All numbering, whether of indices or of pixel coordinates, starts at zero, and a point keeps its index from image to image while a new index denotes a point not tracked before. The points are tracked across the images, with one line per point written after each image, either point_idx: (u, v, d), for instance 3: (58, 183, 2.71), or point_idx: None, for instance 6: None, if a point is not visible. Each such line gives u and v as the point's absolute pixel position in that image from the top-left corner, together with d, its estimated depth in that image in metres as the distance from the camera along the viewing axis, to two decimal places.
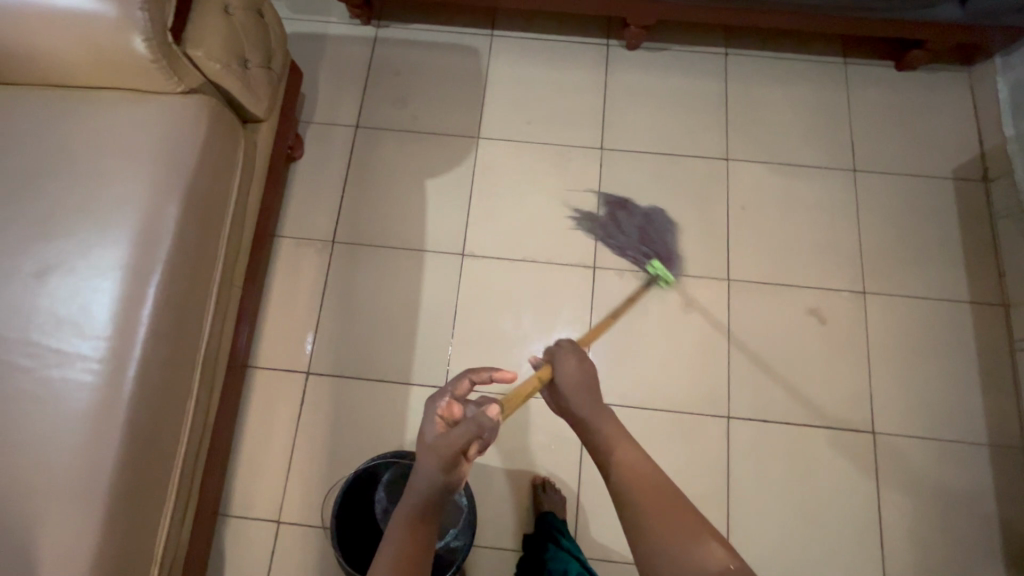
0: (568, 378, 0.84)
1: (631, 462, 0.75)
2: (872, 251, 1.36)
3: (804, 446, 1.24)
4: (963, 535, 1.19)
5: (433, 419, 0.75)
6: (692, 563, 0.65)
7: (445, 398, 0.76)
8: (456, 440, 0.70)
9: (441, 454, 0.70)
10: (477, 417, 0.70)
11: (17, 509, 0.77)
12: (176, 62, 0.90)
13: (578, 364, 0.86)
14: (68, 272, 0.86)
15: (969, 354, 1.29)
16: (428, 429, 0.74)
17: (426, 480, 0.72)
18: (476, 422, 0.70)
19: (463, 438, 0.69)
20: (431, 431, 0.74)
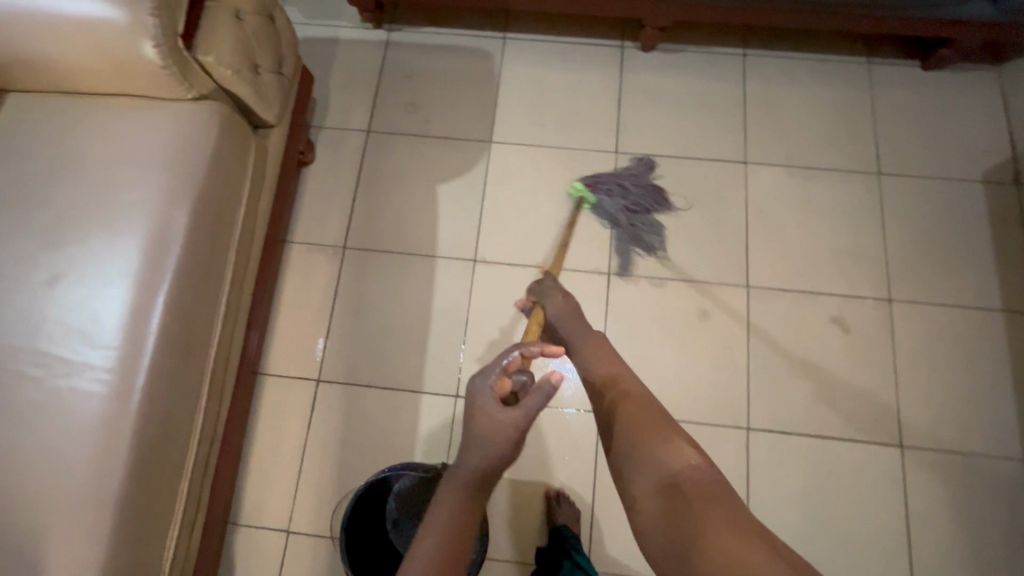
0: (556, 309, 1.01)
1: (625, 381, 0.85)
2: (898, 257, 1.31)
3: (828, 460, 1.20)
4: (998, 555, 1.14)
5: (491, 393, 0.76)
6: (662, 466, 0.72)
7: (498, 373, 0.78)
8: (531, 410, 0.74)
9: (509, 426, 0.72)
10: (545, 385, 0.76)
11: (24, 522, 0.77)
12: (187, 69, 0.89)
13: (564, 300, 1.03)
14: (77, 280, 0.85)
15: (1002, 364, 1.24)
16: (489, 403, 0.75)
17: (492, 455, 0.70)
18: (547, 390, 0.76)
19: (536, 406, 0.75)
20: (494, 406, 0.74)
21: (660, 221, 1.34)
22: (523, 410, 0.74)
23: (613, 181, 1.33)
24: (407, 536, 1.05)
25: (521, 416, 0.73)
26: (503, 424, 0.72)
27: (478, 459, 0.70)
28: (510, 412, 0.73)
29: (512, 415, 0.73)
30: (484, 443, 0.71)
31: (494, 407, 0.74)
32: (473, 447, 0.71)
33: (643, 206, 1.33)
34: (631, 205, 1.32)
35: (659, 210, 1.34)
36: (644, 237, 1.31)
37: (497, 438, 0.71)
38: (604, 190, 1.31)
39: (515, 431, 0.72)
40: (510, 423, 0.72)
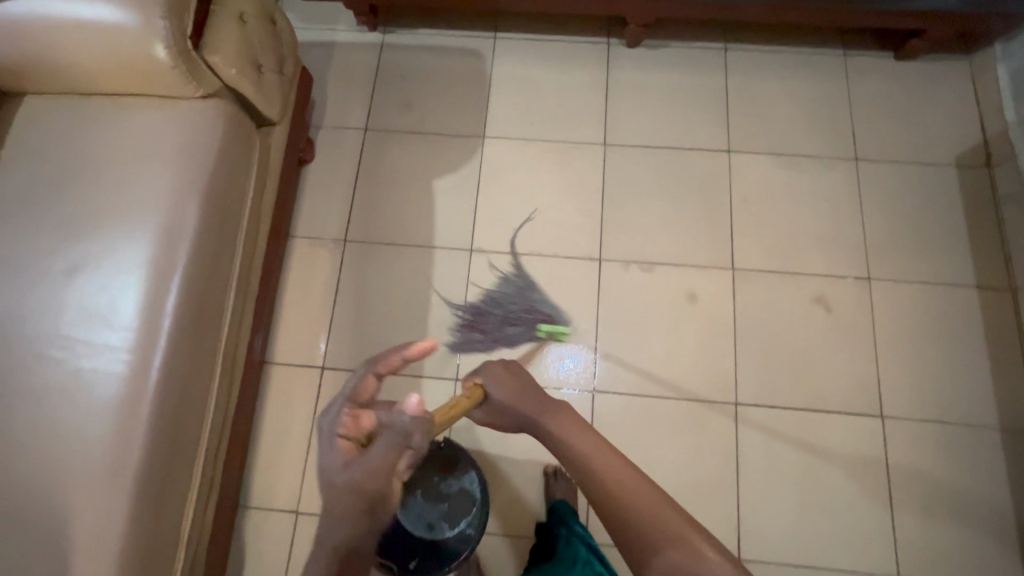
0: (502, 390, 0.85)
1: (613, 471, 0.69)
2: (876, 238, 1.37)
3: (813, 432, 1.25)
4: (976, 518, 1.19)
5: (335, 441, 0.72)
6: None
7: (348, 413, 0.74)
8: (380, 461, 0.68)
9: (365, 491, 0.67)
10: (399, 428, 0.71)
11: (51, 495, 0.81)
12: (195, 68, 0.94)
13: (504, 369, 0.88)
14: (94, 270, 0.90)
15: (977, 338, 1.29)
16: (333, 453, 0.71)
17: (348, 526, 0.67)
18: (402, 430, 0.71)
19: (384, 457, 0.69)
20: (335, 457, 0.71)
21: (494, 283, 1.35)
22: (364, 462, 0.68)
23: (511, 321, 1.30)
24: (414, 513, 1.06)
25: (366, 469, 0.68)
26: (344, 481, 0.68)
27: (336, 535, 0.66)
28: (358, 466, 0.68)
29: (357, 467, 0.68)
30: (337, 499, 0.67)
31: (336, 457, 0.70)
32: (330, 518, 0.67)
33: (485, 311, 1.31)
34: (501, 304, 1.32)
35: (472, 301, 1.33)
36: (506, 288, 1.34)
37: (341, 497, 0.67)
38: (531, 315, 1.32)
39: (367, 486, 0.67)
40: (357, 475, 0.68)
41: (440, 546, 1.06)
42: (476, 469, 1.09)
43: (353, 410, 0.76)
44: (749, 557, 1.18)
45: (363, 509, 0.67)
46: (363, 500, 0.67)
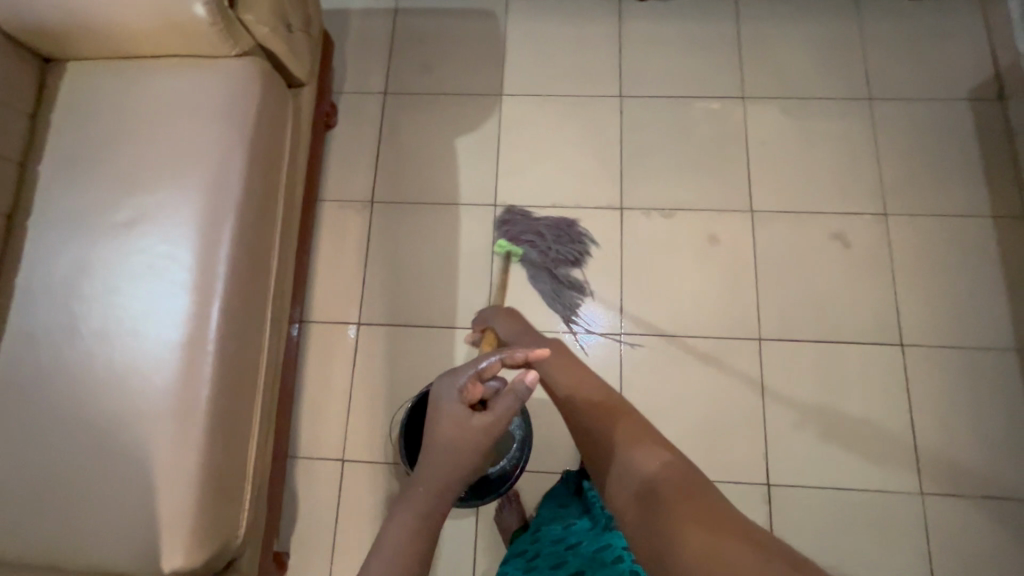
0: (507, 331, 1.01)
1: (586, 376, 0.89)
2: (890, 175, 1.40)
3: (835, 363, 1.30)
4: (995, 435, 1.24)
5: (458, 396, 0.80)
6: (636, 471, 0.75)
7: (471, 377, 0.82)
8: (502, 415, 0.79)
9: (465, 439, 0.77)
10: (519, 391, 0.81)
11: (129, 430, 0.87)
12: (232, 26, 0.97)
13: (508, 316, 1.04)
14: (151, 223, 0.95)
15: (993, 266, 1.33)
16: (458, 407, 0.79)
17: (452, 472, 0.76)
18: (519, 396, 0.81)
19: (507, 410, 0.80)
20: (461, 408, 0.79)
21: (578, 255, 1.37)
22: (487, 420, 0.78)
23: (527, 225, 1.38)
24: None
25: (491, 422, 0.78)
26: (472, 429, 0.78)
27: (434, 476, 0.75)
28: (486, 418, 0.79)
29: (486, 421, 0.78)
30: (453, 450, 0.77)
31: (463, 411, 0.79)
32: (438, 460, 0.76)
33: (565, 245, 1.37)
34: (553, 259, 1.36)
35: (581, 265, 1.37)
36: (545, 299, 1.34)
37: (461, 445, 0.77)
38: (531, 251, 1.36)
39: (486, 437, 0.78)
40: (487, 428, 0.78)
41: (486, 480, 1.11)
42: (519, 407, 1.15)
43: (472, 376, 0.82)
44: (777, 482, 1.24)
45: (478, 455, 0.78)
46: (478, 451, 0.78)
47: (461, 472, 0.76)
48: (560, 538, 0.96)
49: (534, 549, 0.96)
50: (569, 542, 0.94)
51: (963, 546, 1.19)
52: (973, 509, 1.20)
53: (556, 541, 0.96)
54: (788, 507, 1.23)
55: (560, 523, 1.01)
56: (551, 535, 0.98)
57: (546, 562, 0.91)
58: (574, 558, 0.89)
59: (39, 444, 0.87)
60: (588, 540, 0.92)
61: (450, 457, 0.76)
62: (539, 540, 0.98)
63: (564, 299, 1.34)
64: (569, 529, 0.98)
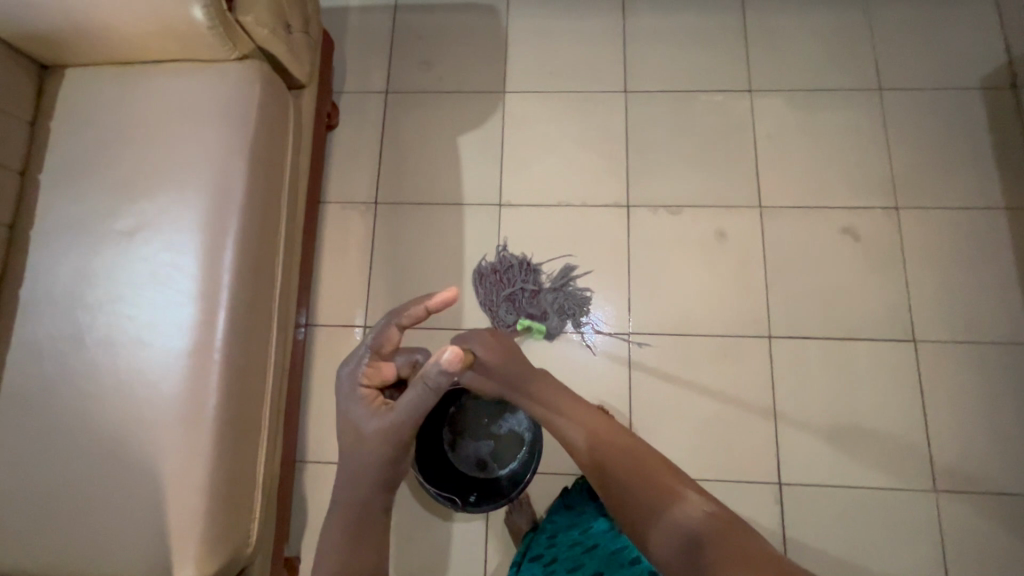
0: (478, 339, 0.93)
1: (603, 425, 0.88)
2: (901, 167, 1.37)
3: (846, 360, 1.28)
4: (1009, 430, 1.23)
5: (361, 391, 0.85)
6: (678, 524, 0.74)
7: (369, 362, 0.86)
8: (402, 419, 0.81)
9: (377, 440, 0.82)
10: (427, 378, 0.79)
11: (137, 440, 0.86)
12: (230, 29, 0.96)
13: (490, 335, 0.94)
14: (153, 230, 0.94)
15: (1006, 259, 1.31)
16: (364, 411, 0.83)
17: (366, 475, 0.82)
18: (433, 386, 0.79)
19: (410, 408, 0.81)
20: (368, 412, 0.83)
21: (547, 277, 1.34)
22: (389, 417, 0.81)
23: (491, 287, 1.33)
24: (465, 455, 1.13)
25: (390, 427, 0.81)
26: (372, 435, 0.82)
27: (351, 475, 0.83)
28: (384, 422, 0.82)
29: (383, 423, 0.82)
30: (362, 455, 0.82)
31: (369, 415, 0.83)
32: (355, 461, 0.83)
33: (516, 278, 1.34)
34: (532, 291, 1.32)
35: (538, 270, 1.34)
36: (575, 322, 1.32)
37: (369, 452, 0.82)
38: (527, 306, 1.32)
39: (390, 440, 0.81)
40: (386, 431, 0.81)
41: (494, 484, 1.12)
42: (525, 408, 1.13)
43: (372, 359, 0.87)
44: (789, 481, 1.23)
45: (389, 461, 0.82)
46: (386, 451, 0.82)
47: (373, 472, 0.82)
48: (577, 542, 0.97)
49: (550, 554, 0.96)
50: (586, 547, 0.95)
51: (977, 541, 1.18)
52: (987, 506, 1.19)
53: (573, 545, 0.96)
54: (800, 506, 1.22)
55: (577, 527, 1.01)
56: (568, 539, 0.98)
57: (563, 564, 0.92)
58: (591, 559, 0.92)
59: (47, 456, 0.87)
60: (605, 542, 0.94)
61: (366, 468, 0.82)
62: (555, 544, 0.98)
63: (572, 297, 1.32)
64: (585, 532, 0.99)
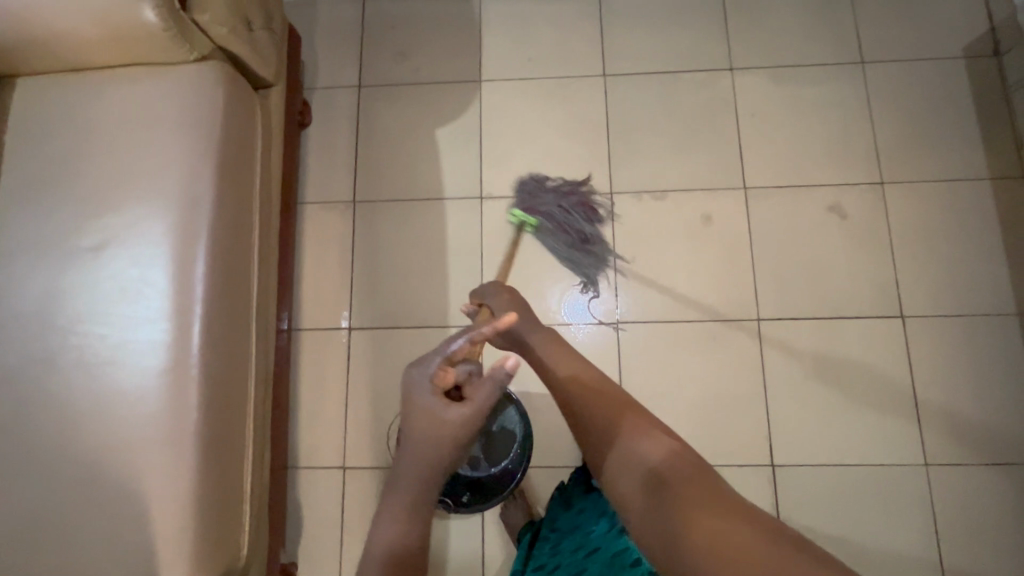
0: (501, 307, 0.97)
1: (564, 356, 0.85)
2: (886, 141, 1.36)
3: (835, 339, 1.28)
4: (997, 400, 1.23)
5: (434, 389, 0.73)
6: (640, 460, 0.68)
7: (439, 363, 0.74)
8: (483, 405, 0.73)
9: (455, 431, 0.71)
10: (499, 376, 0.74)
11: (118, 461, 0.85)
12: (186, 29, 0.91)
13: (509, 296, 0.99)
14: (122, 244, 0.90)
15: (992, 230, 1.30)
16: (439, 400, 0.72)
17: (437, 459, 0.71)
18: (501, 381, 0.74)
19: (489, 397, 0.73)
20: (442, 404, 0.72)
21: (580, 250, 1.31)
22: (473, 407, 0.72)
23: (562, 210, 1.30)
24: None
25: (472, 412, 0.72)
26: (452, 421, 0.71)
27: (416, 464, 0.71)
28: (465, 407, 0.72)
29: (466, 409, 0.72)
30: (427, 444, 0.71)
31: (447, 405, 0.72)
32: (423, 447, 0.71)
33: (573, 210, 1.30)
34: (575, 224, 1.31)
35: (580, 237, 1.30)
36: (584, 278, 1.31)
37: (434, 444, 0.71)
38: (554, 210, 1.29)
39: (466, 427, 0.72)
40: (468, 416, 0.72)
41: (484, 484, 1.11)
42: (518, 405, 1.14)
43: (443, 362, 0.75)
44: (782, 461, 1.23)
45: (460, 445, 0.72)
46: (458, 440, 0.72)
47: (438, 470, 0.72)
48: (579, 547, 0.95)
49: (554, 562, 0.95)
50: (587, 550, 0.93)
51: (967, 512, 1.19)
52: (976, 476, 1.21)
53: (574, 550, 0.95)
54: (792, 486, 1.22)
55: (578, 530, 0.98)
56: (570, 545, 0.97)
57: (568, 572, 0.92)
58: (593, 564, 0.90)
59: (26, 482, 0.85)
60: (606, 545, 0.92)
61: (432, 453, 0.71)
62: (560, 549, 0.97)
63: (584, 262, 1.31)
64: (587, 535, 0.96)
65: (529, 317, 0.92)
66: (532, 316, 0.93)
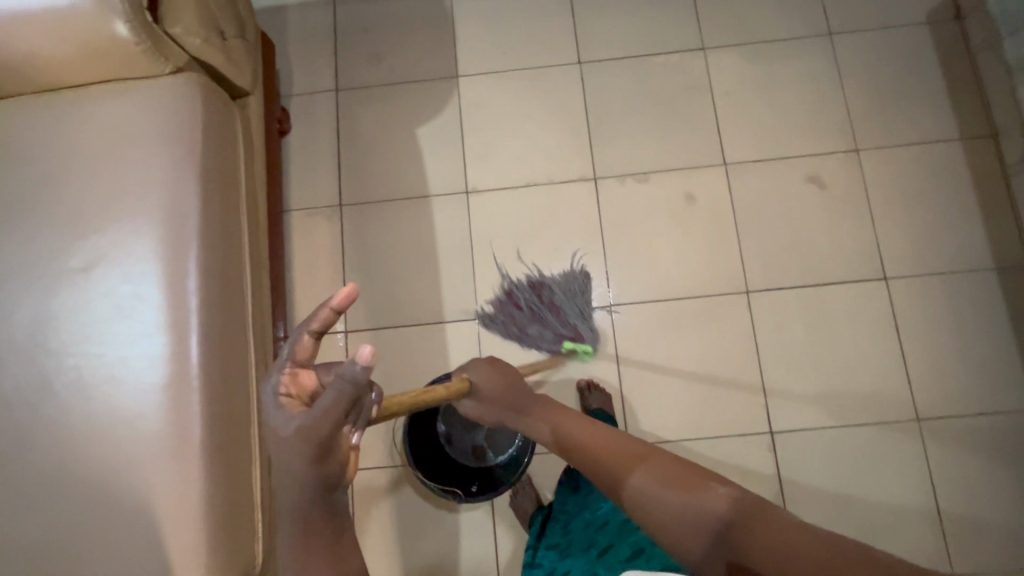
0: (487, 386, 0.80)
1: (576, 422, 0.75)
2: (858, 109, 1.39)
3: (823, 305, 1.31)
4: (980, 352, 1.27)
5: (278, 401, 0.60)
6: (700, 515, 0.58)
7: (286, 369, 0.62)
8: (323, 411, 0.56)
9: (308, 441, 0.57)
10: (342, 375, 0.55)
11: (125, 479, 0.85)
12: (159, 42, 0.91)
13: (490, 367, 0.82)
14: (111, 263, 0.90)
15: (965, 189, 1.34)
16: (282, 413, 0.59)
17: (297, 479, 0.57)
18: (348, 381, 0.55)
19: (332, 404, 0.56)
20: (287, 415, 0.59)
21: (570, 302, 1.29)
22: (313, 413, 0.57)
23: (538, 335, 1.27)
24: (460, 445, 1.13)
25: (313, 420, 0.57)
26: (290, 435, 0.57)
27: (284, 491, 0.57)
28: (306, 415, 0.57)
29: (305, 418, 0.57)
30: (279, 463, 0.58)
31: (288, 416, 0.59)
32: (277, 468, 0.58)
33: (551, 313, 1.28)
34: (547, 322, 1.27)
35: (559, 309, 1.28)
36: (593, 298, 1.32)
37: (286, 460, 0.57)
38: (561, 327, 1.28)
39: (313, 441, 0.56)
40: (309, 423, 0.57)
41: (491, 473, 1.12)
42: None
43: (291, 366, 0.62)
44: (780, 429, 1.26)
45: (314, 463, 0.57)
46: (316, 449, 0.57)
47: (308, 496, 0.57)
48: (589, 524, 0.96)
49: (566, 539, 0.98)
50: (597, 525, 0.94)
51: (960, 462, 1.23)
52: (966, 426, 1.25)
53: (584, 527, 0.96)
54: (792, 451, 1.25)
55: (587, 507, 1.00)
56: (580, 523, 0.98)
57: (579, 545, 0.95)
58: (603, 536, 0.92)
59: (33, 506, 0.85)
60: (614, 517, 0.93)
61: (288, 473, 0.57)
62: (571, 528, 0.99)
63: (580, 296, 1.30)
64: (596, 512, 0.97)
65: (524, 393, 0.80)
66: (516, 385, 0.81)
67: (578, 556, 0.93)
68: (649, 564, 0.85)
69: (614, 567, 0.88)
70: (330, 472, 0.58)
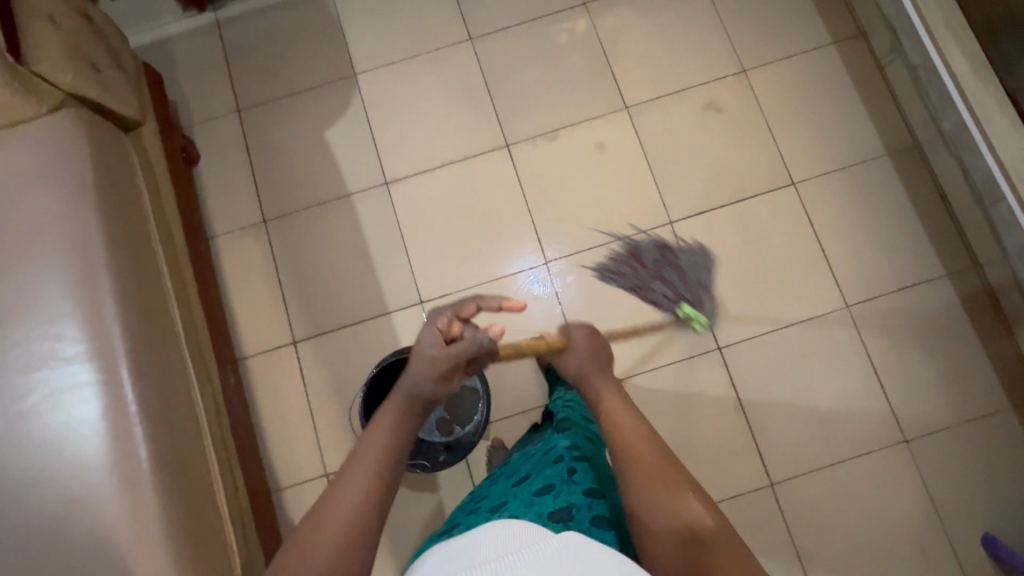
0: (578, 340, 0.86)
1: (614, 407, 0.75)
2: (738, 33, 1.46)
3: (742, 220, 1.37)
4: (890, 232, 1.36)
5: (433, 328, 0.75)
6: (673, 519, 0.61)
7: (449, 315, 0.77)
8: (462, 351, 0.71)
9: (439, 367, 0.70)
10: (478, 338, 0.73)
11: (77, 519, 0.83)
12: (30, 83, 0.90)
13: (587, 334, 0.88)
14: (24, 310, 0.88)
15: (847, 87, 1.43)
16: (432, 337, 0.73)
17: (416, 387, 0.68)
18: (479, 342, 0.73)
19: (467, 348, 0.71)
20: (435, 338, 0.73)
21: (683, 267, 1.33)
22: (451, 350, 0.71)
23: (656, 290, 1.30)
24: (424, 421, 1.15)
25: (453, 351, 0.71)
26: (424, 357, 0.71)
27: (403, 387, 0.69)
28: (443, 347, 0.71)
29: (444, 350, 0.71)
30: (408, 376, 0.70)
31: (434, 340, 0.73)
32: (406, 375, 0.70)
33: (676, 274, 1.33)
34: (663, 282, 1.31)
35: (675, 272, 1.32)
36: (702, 257, 1.35)
37: (412, 374, 0.70)
38: (684, 289, 1.32)
39: (443, 366, 0.70)
40: (444, 355, 0.70)
41: (456, 442, 1.15)
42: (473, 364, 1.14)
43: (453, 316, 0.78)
44: (726, 343, 1.32)
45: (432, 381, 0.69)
46: (439, 373, 0.70)
47: (416, 407, 0.68)
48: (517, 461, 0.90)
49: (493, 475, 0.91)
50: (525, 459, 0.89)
51: (890, 336, 1.32)
52: (889, 302, 1.33)
53: (514, 463, 0.91)
54: (742, 362, 1.31)
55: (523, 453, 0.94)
56: (511, 462, 0.92)
57: (503, 475, 0.87)
58: (524, 467, 0.85)
59: None
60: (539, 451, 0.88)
61: (408, 382, 0.69)
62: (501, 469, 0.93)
63: (691, 264, 1.34)
64: (529, 451, 0.92)
65: (603, 363, 0.83)
66: (602, 360, 0.84)
67: (496, 484, 0.85)
68: (554, 499, 0.73)
69: (522, 494, 0.76)
70: (440, 395, 0.71)
